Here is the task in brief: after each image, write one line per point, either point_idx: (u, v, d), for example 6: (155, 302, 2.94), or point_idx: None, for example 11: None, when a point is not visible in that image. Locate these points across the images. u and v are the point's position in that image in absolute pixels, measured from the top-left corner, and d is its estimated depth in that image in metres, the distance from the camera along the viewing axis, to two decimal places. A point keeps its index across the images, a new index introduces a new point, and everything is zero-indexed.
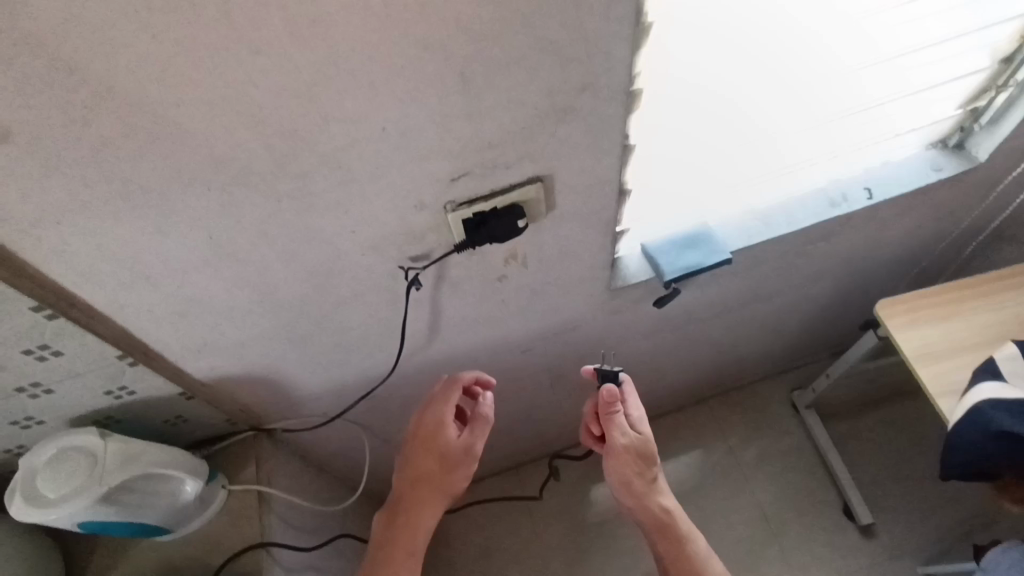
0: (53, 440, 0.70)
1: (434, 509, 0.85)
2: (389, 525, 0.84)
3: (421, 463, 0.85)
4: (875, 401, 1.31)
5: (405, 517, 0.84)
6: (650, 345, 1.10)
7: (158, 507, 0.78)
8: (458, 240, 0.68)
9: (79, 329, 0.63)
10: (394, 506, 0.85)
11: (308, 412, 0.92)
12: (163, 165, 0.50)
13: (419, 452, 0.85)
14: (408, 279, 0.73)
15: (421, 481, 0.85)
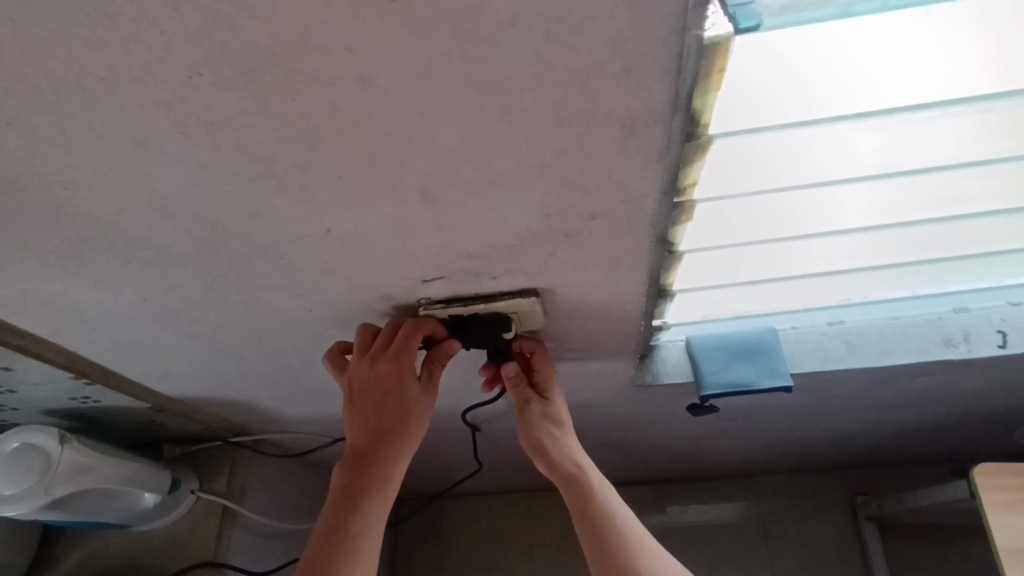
0: (17, 432, 0.65)
1: (399, 467, 0.52)
2: (340, 508, 0.49)
3: (381, 407, 0.52)
4: (950, 532, 1.13)
5: (371, 502, 0.50)
6: (686, 431, 0.97)
7: (115, 510, 0.73)
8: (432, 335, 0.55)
9: (23, 354, 0.55)
10: (352, 493, 0.50)
11: (293, 432, 0.84)
12: (106, 231, 0.40)
13: (373, 392, 0.51)
14: None
15: (382, 431, 0.52)
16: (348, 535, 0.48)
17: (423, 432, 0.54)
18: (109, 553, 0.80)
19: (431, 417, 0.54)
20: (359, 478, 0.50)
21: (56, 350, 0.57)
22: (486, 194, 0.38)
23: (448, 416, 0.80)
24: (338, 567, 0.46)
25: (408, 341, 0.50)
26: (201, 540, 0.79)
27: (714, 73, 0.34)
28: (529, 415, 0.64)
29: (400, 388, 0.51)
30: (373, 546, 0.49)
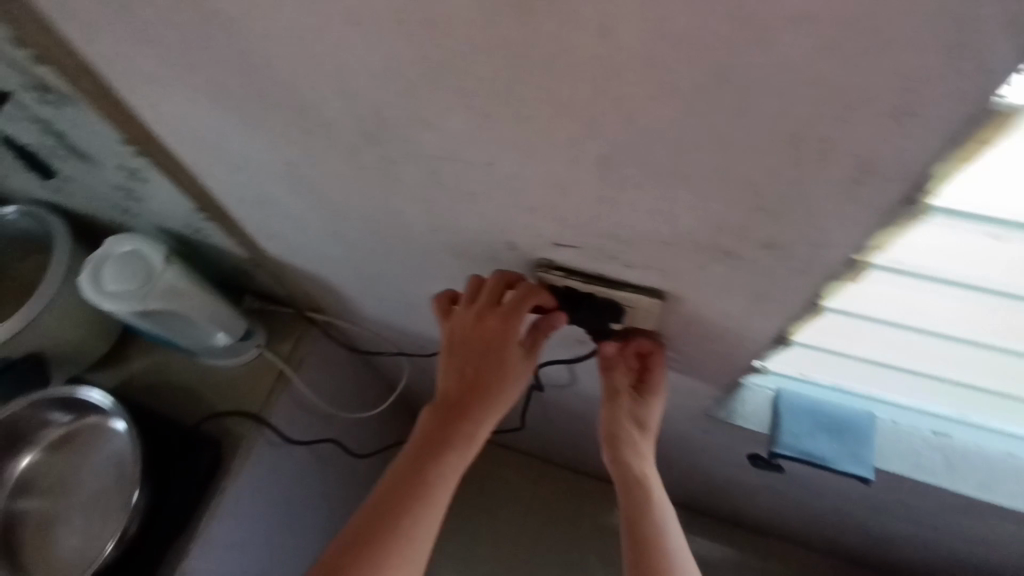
0: (134, 238, 0.71)
1: (486, 425, 0.52)
2: (422, 450, 0.51)
3: (479, 362, 0.52)
4: None
5: (451, 452, 0.50)
6: (727, 472, 0.93)
7: (189, 340, 0.78)
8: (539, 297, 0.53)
9: (161, 173, 0.58)
10: (437, 438, 0.51)
11: (363, 326, 0.86)
12: (280, 91, 0.40)
13: (474, 348, 0.52)
14: None
15: (476, 386, 0.52)
16: (422, 477, 0.49)
17: (514, 398, 0.54)
18: (171, 371, 0.86)
19: (526, 382, 0.54)
20: (446, 425, 0.51)
21: (192, 179, 0.59)
22: (667, 185, 0.35)
23: None
24: (407, 505, 0.48)
25: (517, 308, 0.49)
26: (252, 393, 0.84)
27: (977, 147, 0.28)
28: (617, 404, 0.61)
29: (501, 348, 0.51)
30: (439, 495, 0.49)
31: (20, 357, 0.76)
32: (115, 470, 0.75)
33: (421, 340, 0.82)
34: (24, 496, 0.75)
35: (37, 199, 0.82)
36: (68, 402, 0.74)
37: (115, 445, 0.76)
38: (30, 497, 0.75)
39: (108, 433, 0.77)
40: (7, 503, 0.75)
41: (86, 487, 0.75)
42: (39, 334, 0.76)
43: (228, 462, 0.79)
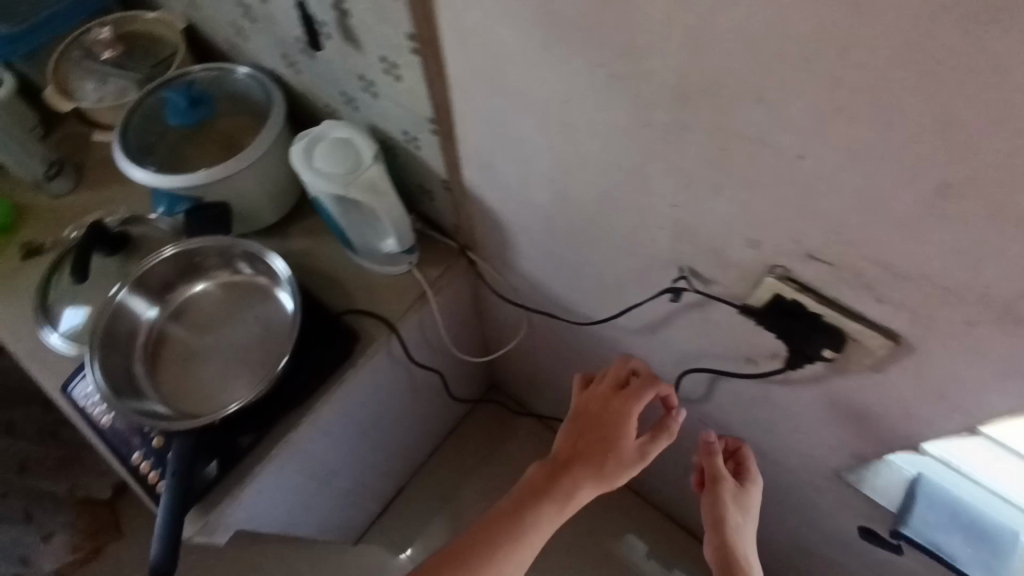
0: (352, 128, 0.75)
1: (581, 494, 0.64)
2: (531, 490, 0.65)
3: (595, 434, 0.67)
4: None
5: (551, 499, 0.64)
6: (803, 543, 0.90)
7: (361, 236, 0.82)
8: (752, 302, 0.53)
9: (420, 75, 0.60)
10: (543, 486, 0.65)
11: (509, 274, 0.89)
12: (617, 27, 0.41)
13: (594, 426, 0.67)
14: (671, 283, 0.61)
15: (586, 455, 0.66)
16: (525, 508, 0.63)
17: (614, 480, 0.65)
18: (323, 258, 0.91)
19: (632, 473, 0.66)
20: (553, 477, 0.65)
21: (443, 88, 0.62)
22: (994, 232, 0.34)
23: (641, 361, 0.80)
24: (508, 522, 0.63)
25: (636, 400, 0.67)
26: (391, 303, 0.87)
27: None
28: (721, 489, 0.68)
29: (613, 428, 0.67)
30: (535, 526, 0.63)
31: (212, 201, 0.82)
32: (262, 328, 0.80)
33: (566, 305, 0.83)
34: (176, 322, 0.82)
35: (263, 66, 0.87)
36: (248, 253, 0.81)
37: (268, 305, 0.81)
38: (179, 325, 0.81)
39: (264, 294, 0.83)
40: (161, 322, 0.81)
41: (233, 335, 0.80)
42: (237, 187, 0.82)
43: (354, 356, 0.83)
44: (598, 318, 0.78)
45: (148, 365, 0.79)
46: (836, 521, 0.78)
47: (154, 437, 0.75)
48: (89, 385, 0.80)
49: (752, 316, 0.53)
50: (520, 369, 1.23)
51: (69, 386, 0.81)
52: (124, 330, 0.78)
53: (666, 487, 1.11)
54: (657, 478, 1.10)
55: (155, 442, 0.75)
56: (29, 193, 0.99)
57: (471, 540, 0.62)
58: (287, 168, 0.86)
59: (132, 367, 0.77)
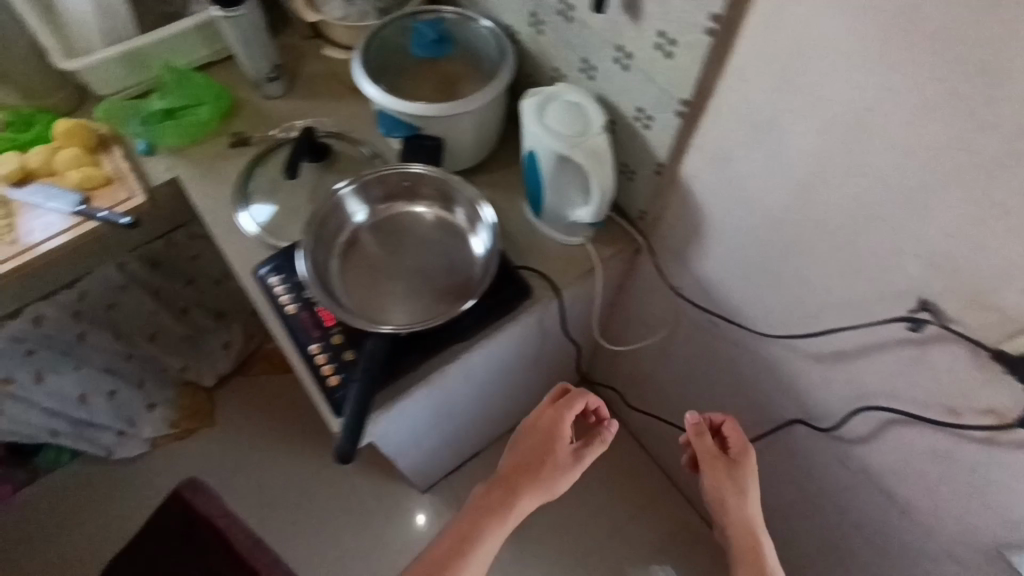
0: (586, 94, 0.78)
1: (546, 486, 0.83)
2: (480, 503, 0.82)
3: (530, 453, 0.85)
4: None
5: (500, 509, 0.80)
6: None
7: (556, 200, 0.85)
8: (1010, 351, 0.54)
9: (698, 56, 0.62)
10: (490, 502, 0.81)
11: (678, 272, 0.91)
12: (999, 44, 0.43)
13: (528, 447, 0.85)
14: (910, 314, 0.60)
15: (527, 471, 0.83)
16: (480, 515, 0.80)
17: (550, 486, 0.83)
18: (502, 212, 0.94)
19: (567, 477, 0.84)
20: (494, 492, 0.82)
21: (716, 76, 0.64)
22: None
23: (807, 385, 0.81)
24: (475, 528, 0.79)
25: (561, 423, 0.86)
26: (559, 269, 0.90)
27: None
28: (713, 469, 0.87)
29: (552, 447, 0.84)
30: (495, 527, 0.79)
31: (430, 135, 0.86)
32: (449, 262, 0.84)
33: (740, 313, 0.85)
34: (369, 234, 0.86)
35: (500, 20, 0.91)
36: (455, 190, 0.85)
37: (458, 243, 0.85)
38: (372, 237, 0.86)
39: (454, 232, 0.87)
40: (361, 226, 0.86)
41: (420, 260, 0.85)
42: (457, 127, 0.86)
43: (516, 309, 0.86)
44: (781, 332, 0.79)
45: (340, 267, 0.83)
46: None
47: (333, 334, 0.81)
48: (281, 272, 0.85)
49: (1006, 363, 0.54)
50: (633, 369, 1.25)
51: (259, 268, 0.86)
52: (329, 229, 0.83)
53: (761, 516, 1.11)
54: None
55: (335, 338, 0.80)
56: (246, 88, 1.06)
57: (449, 542, 0.78)
58: (496, 120, 0.90)
59: (329, 260, 0.82)
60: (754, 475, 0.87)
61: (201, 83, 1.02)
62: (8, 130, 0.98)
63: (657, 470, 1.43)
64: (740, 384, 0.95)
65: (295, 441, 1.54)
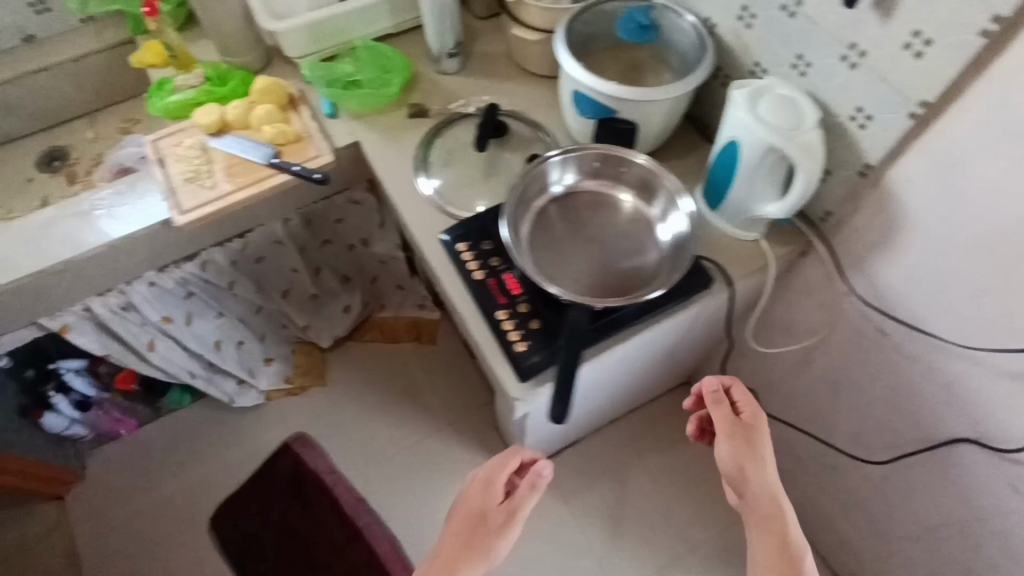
0: (799, 90, 0.79)
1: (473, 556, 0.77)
2: None
3: (452, 534, 0.80)
4: None
5: None
6: None
7: (745, 193, 0.85)
8: None
9: (959, 57, 0.62)
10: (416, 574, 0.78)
11: (850, 277, 0.92)
12: None
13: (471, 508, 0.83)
14: None
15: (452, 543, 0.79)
16: None
17: (479, 556, 0.76)
18: None
19: (508, 535, 0.78)
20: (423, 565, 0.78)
21: (970, 80, 0.64)
22: None
23: (994, 402, 0.80)
24: None
25: (495, 482, 0.84)
26: (734, 263, 0.90)
27: None
28: (732, 432, 0.84)
29: (479, 520, 0.81)
30: None
31: (626, 118, 0.88)
32: (636, 245, 0.85)
33: (924, 324, 0.84)
34: (557, 207, 0.88)
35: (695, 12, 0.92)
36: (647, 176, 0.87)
37: (644, 228, 0.87)
38: (559, 214, 0.88)
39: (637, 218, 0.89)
40: (551, 199, 0.88)
41: (606, 240, 0.86)
42: (654, 112, 0.87)
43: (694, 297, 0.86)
44: (975, 346, 0.78)
45: (530, 238, 0.86)
46: None
47: (520, 303, 0.83)
48: (467, 240, 0.87)
49: None
50: (760, 372, 1.25)
51: (444, 234, 0.89)
52: (524, 199, 0.85)
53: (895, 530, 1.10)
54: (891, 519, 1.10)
55: (520, 307, 0.83)
56: (424, 62, 1.10)
57: None
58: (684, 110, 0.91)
59: (520, 229, 0.85)
60: (768, 442, 0.84)
61: (386, 53, 1.06)
62: (206, 83, 1.04)
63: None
64: (898, 396, 0.95)
65: (400, 410, 1.58)
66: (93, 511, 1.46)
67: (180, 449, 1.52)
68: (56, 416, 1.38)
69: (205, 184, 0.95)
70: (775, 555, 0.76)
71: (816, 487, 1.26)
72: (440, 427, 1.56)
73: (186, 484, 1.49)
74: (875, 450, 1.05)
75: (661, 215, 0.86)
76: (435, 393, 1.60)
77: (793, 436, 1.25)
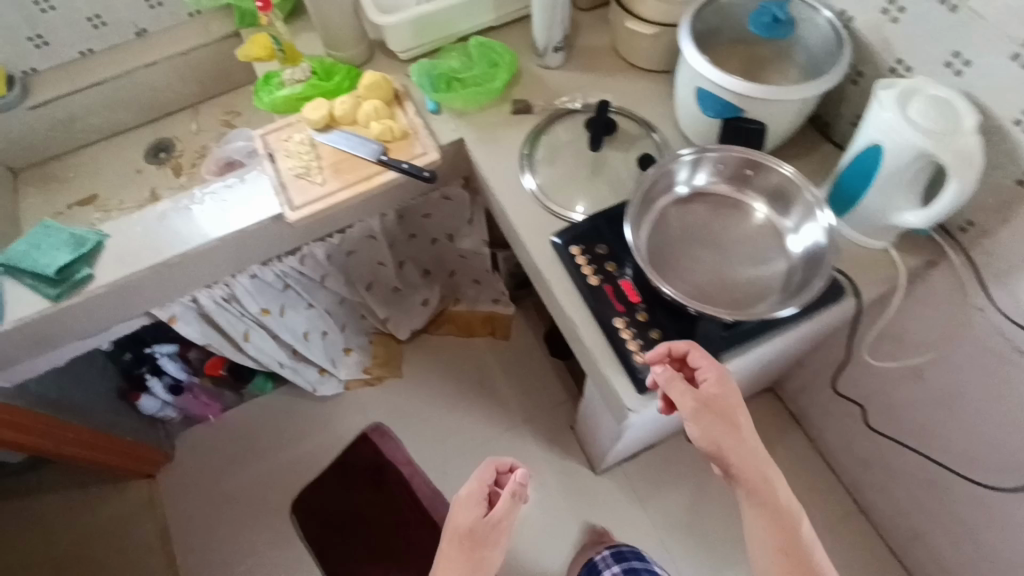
0: (956, 91, 0.73)
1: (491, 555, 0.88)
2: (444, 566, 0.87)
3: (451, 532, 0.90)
4: None
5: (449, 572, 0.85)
6: None
7: (882, 199, 0.80)
8: None
9: None
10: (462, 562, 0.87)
11: (988, 292, 0.85)
12: None
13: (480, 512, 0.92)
14: None
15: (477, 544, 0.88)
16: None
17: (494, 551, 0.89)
18: None
19: (493, 542, 0.89)
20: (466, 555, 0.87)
21: None
22: None
23: None
24: None
25: (475, 492, 0.94)
26: (862, 273, 0.86)
27: None
28: (695, 413, 0.72)
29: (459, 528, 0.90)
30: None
31: (752, 118, 0.83)
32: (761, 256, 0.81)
33: None
34: (675, 213, 0.84)
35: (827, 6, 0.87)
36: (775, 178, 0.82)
37: (768, 235, 0.82)
38: (677, 218, 0.84)
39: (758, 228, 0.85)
40: (670, 204, 0.84)
41: (728, 249, 0.82)
42: (785, 110, 0.82)
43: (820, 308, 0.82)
44: None
45: (649, 242, 0.82)
46: None
47: (638, 310, 0.79)
48: (581, 243, 0.85)
49: None
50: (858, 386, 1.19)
51: (555, 236, 0.86)
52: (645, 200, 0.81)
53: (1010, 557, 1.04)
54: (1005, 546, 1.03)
55: (640, 315, 0.79)
56: (527, 57, 1.07)
57: None
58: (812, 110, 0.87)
59: (639, 233, 0.80)
60: (744, 408, 0.73)
61: (491, 47, 1.04)
62: (313, 77, 1.04)
63: (850, 495, 1.36)
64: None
65: (476, 406, 1.57)
66: (181, 491, 1.51)
67: (262, 435, 1.56)
68: (152, 399, 1.43)
69: (313, 180, 0.95)
70: (775, 540, 0.70)
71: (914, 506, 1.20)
72: (516, 425, 1.55)
73: (269, 470, 1.52)
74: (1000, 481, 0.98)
75: (793, 225, 0.81)
76: (509, 390, 1.59)
77: (896, 455, 1.18)
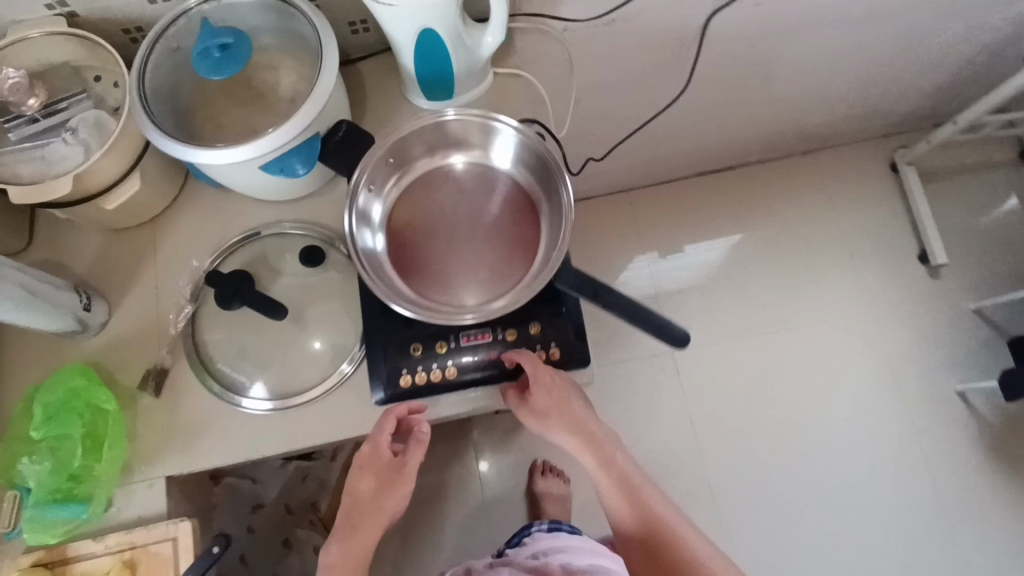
0: None
1: (399, 493, 0.77)
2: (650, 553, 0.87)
3: None
4: (955, 171, 1.61)
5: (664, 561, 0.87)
6: (831, 54, 1.22)
7: (464, 57, 0.76)
8: None
9: None
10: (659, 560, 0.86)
11: (558, 13, 0.92)
12: None
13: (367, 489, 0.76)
14: None
15: (381, 494, 0.76)
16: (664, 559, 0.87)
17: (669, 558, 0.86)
18: (445, 103, 0.83)
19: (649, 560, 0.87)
20: None
21: None
22: None
23: (702, 8, 0.98)
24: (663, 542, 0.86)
25: None
26: (512, 101, 0.85)
27: None
28: (525, 402, 0.75)
29: None
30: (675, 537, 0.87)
31: (329, 130, 0.71)
32: (489, 194, 0.75)
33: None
34: (401, 250, 0.73)
35: None
36: (409, 138, 0.72)
37: (466, 180, 0.75)
38: (406, 252, 0.73)
39: (469, 173, 0.75)
40: (380, 247, 0.72)
41: (466, 218, 0.74)
42: (339, 96, 0.71)
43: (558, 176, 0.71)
44: None
45: (417, 286, 0.71)
46: (840, 20, 1.12)
47: (504, 332, 0.73)
48: (402, 369, 0.72)
49: None
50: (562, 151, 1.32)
51: (375, 393, 0.73)
52: (360, 256, 0.68)
53: (708, 131, 1.41)
54: (702, 129, 1.40)
55: (509, 335, 0.73)
56: (76, 344, 0.76)
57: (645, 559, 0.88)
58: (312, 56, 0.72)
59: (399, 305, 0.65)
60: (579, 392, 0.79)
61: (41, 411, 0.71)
62: None
63: (638, 186, 1.61)
64: (669, 39, 1.04)
65: (451, 500, 1.42)
66: None
67: None
68: None
69: None
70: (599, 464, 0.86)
71: (654, 165, 1.52)
72: (481, 461, 1.44)
73: None
74: (680, 87, 1.19)
75: (485, 147, 0.74)
76: (440, 459, 1.44)
77: (621, 154, 1.41)
